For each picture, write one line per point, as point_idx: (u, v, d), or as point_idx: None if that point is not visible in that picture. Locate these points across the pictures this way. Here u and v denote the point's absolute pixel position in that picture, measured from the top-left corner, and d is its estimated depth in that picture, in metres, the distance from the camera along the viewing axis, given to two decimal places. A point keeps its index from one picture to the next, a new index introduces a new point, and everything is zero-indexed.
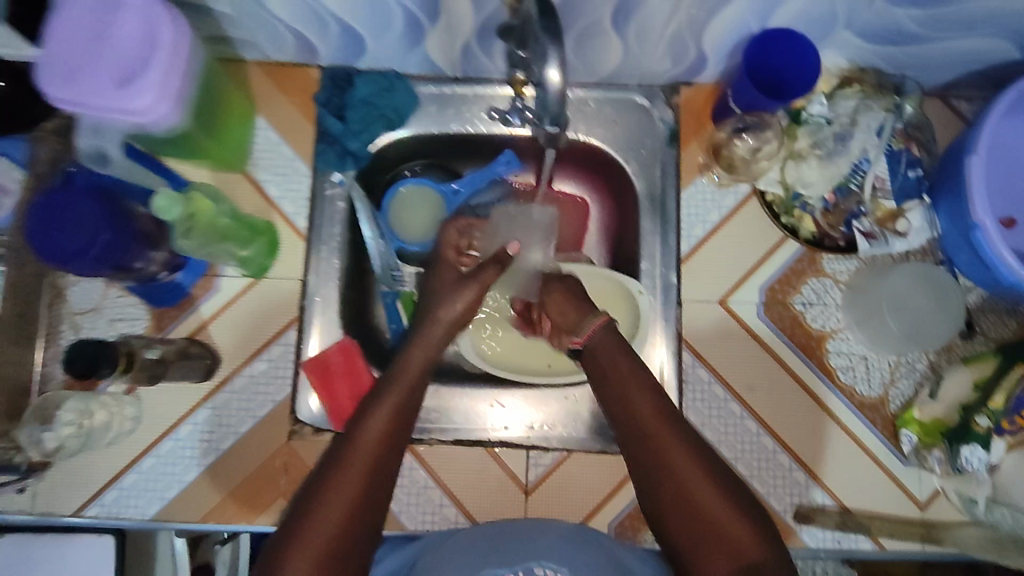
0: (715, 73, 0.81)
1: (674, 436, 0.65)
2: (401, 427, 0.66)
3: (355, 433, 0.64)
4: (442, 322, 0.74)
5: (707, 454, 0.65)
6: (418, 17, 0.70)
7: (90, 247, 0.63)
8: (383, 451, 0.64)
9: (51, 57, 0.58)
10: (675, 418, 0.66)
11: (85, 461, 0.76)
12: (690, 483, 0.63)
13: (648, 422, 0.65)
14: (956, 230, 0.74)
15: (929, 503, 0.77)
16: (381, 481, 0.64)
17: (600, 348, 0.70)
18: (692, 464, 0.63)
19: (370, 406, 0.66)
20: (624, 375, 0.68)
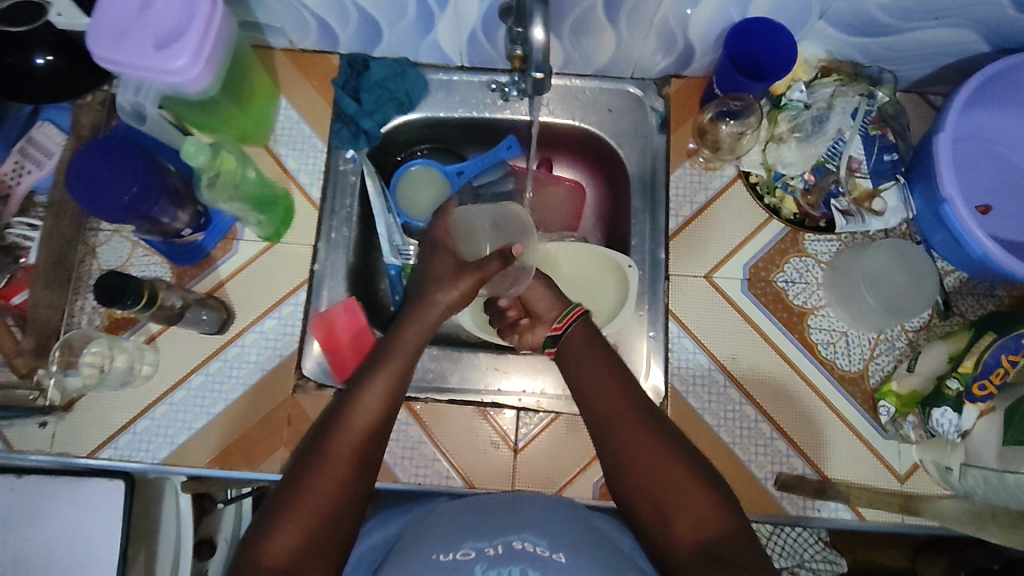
0: (704, 65, 0.87)
1: (646, 428, 0.68)
2: (390, 408, 0.70)
3: (346, 412, 0.68)
4: (441, 305, 0.77)
5: (679, 445, 0.67)
6: (429, 2, 0.77)
7: (124, 195, 0.69)
8: (372, 430, 0.68)
9: (103, 22, 0.66)
10: (648, 414, 0.69)
11: (103, 405, 0.81)
12: (660, 469, 0.65)
13: (622, 415, 0.69)
14: (929, 210, 0.78)
15: (908, 476, 0.79)
16: (369, 457, 0.67)
17: (577, 352, 0.76)
18: (663, 453, 0.66)
19: (360, 388, 0.70)
20: (600, 377, 0.72)
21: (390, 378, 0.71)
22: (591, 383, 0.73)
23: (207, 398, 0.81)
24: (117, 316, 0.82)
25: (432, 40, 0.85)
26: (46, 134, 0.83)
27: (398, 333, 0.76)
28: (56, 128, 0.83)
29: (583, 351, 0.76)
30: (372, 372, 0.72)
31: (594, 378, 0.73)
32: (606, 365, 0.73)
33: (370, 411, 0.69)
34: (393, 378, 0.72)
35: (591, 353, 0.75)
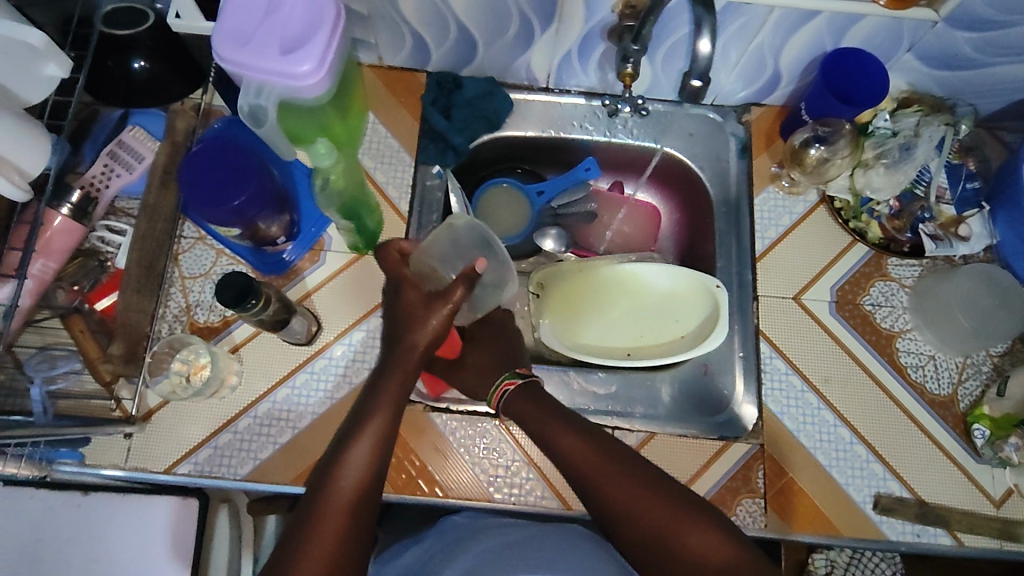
0: (784, 95, 0.90)
1: (614, 474, 0.66)
2: (384, 454, 0.66)
3: (337, 469, 0.64)
4: (419, 348, 0.70)
5: (653, 480, 0.66)
6: (534, 23, 0.80)
7: (238, 197, 0.69)
8: (368, 481, 0.64)
9: (228, 26, 0.67)
10: (613, 456, 0.68)
11: (183, 416, 0.77)
12: (639, 511, 0.64)
13: (586, 466, 0.67)
14: (1015, 237, 0.82)
15: (1003, 501, 0.79)
16: (365, 507, 0.63)
17: (524, 406, 0.73)
18: (639, 494, 0.65)
19: (349, 441, 0.67)
20: (555, 430, 0.70)
21: (377, 428, 0.67)
22: (544, 436, 0.70)
23: (292, 412, 0.78)
24: (201, 326, 0.79)
25: (525, 60, 0.87)
26: (136, 138, 0.81)
27: (384, 385, 0.69)
28: (148, 134, 0.82)
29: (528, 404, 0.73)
30: (360, 426, 0.68)
31: (546, 431, 0.70)
32: (554, 416, 0.71)
33: (364, 462, 0.65)
34: (379, 433, 0.67)
35: (534, 404, 0.73)
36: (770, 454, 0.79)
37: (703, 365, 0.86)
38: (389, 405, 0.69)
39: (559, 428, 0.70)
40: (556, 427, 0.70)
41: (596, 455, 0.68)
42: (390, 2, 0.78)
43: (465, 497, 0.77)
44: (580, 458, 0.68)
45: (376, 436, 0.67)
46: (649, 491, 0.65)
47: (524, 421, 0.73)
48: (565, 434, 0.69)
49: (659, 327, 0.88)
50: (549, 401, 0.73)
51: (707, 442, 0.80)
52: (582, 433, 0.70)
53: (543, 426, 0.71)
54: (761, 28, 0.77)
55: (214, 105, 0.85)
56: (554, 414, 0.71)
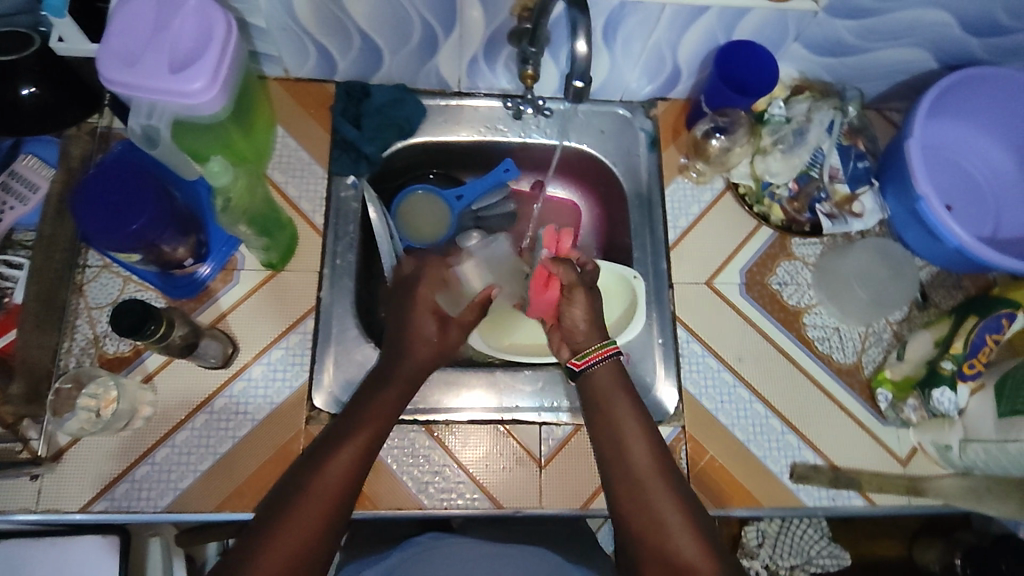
0: (687, 88, 0.93)
1: (660, 493, 0.63)
2: (363, 475, 0.64)
3: (318, 472, 0.62)
4: (426, 341, 0.74)
5: (696, 510, 0.63)
6: (435, 28, 0.80)
7: (136, 220, 0.67)
8: (336, 504, 0.61)
9: (113, 46, 0.65)
10: (669, 472, 0.65)
11: (98, 452, 0.74)
12: (674, 531, 0.60)
13: (639, 469, 0.64)
14: (904, 210, 0.86)
15: (909, 459, 0.83)
16: (330, 532, 0.60)
17: (603, 386, 0.69)
18: (681, 518, 0.61)
19: (330, 451, 0.64)
20: (626, 417, 0.67)
21: (359, 446, 0.64)
22: (610, 421, 0.67)
23: (213, 437, 0.76)
24: (110, 357, 0.77)
25: (433, 65, 0.88)
26: (29, 167, 0.79)
27: (391, 384, 0.71)
28: (42, 162, 0.80)
29: (613, 385, 0.69)
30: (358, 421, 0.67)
31: (614, 416, 0.67)
32: (633, 405, 0.68)
33: (339, 481, 0.62)
34: (375, 430, 0.66)
35: (618, 386, 0.69)
36: (692, 433, 0.82)
37: (625, 354, 0.86)
38: (386, 406, 0.69)
39: (629, 422, 0.67)
40: (626, 420, 0.67)
41: (654, 464, 0.65)
42: (287, 13, 0.77)
43: (396, 506, 0.77)
44: (634, 447, 0.65)
45: (362, 450, 0.64)
46: (692, 522, 0.61)
47: (589, 391, 0.70)
48: (634, 430, 0.66)
49: None
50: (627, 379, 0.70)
51: None
52: (647, 433, 0.67)
53: (611, 399, 0.68)
54: (656, 25, 0.80)
55: (114, 127, 0.83)
56: (628, 408, 0.68)
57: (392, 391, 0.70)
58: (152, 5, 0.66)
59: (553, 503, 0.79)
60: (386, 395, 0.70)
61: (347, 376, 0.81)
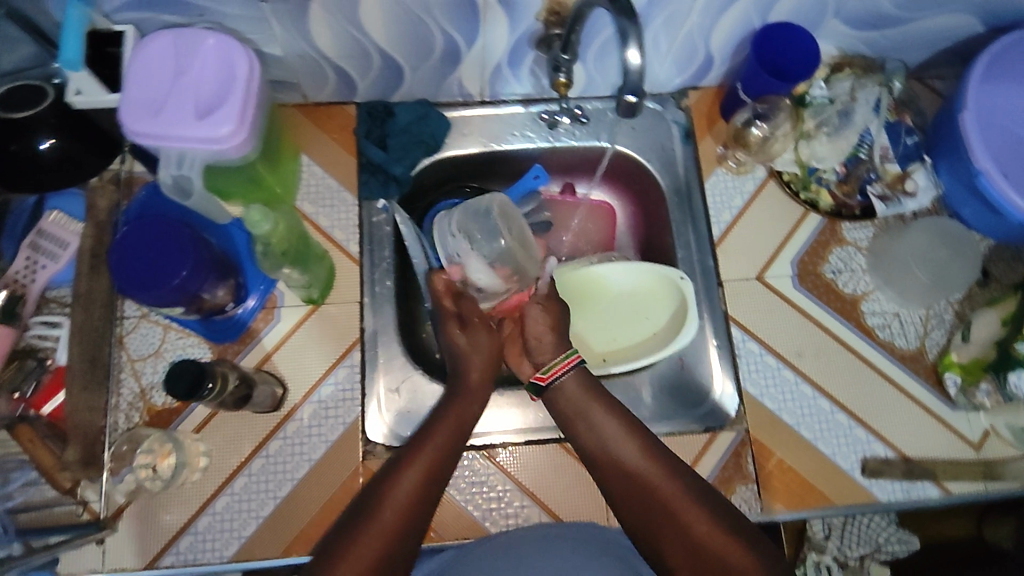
0: (719, 75, 0.89)
1: (675, 491, 0.63)
2: (429, 497, 0.62)
3: (370, 515, 0.60)
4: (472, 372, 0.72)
5: (708, 499, 0.63)
6: (458, 40, 0.77)
7: (178, 274, 0.66)
8: (398, 537, 0.60)
9: (135, 96, 0.63)
10: (675, 465, 0.65)
11: (158, 507, 0.73)
12: (697, 525, 0.61)
13: (643, 477, 0.64)
14: (959, 185, 0.83)
15: (981, 443, 0.81)
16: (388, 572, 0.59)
17: (571, 402, 0.69)
18: (697, 512, 0.62)
19: (387, 480, 0.62)
20: (605, 424, 0.67)
21: (417, 477, 0.62)
22: (593, 429, 0.67)
23: (271, 480, 0.75)
24: (160, 410, 0.76)
25: (456, 77, 0.84)
26: (58, 224, 0.77)
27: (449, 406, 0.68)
28: (69, 217, 0.78)
29: (581, 392, 0.69)
30: (407, 458, 0.63)
31: (598, 422, 0.67)
32: (610, 409, 0.68)
33: (398, 510, 0.60)
34: (433, 461, 0.63)
35: (587, 393, 0.69)
36: (757, 436, 0.80)
37: (679, 359, 0.84)
38: (441, 437, 0.65)
39: (610, 427, 0.67)
40: (606, 426, 0.67)
41: (656, 465, 0.65)
42: (303, 38, 0.74)
43: (463, 536, 0.76)
44: (627, 460, 0.65)
45: (420, 484, 0.62)
46: (714, 518, 0.61)
47: (563, 407, 0.70)
48: (624, 436, 0.66)
49: (630, 327, 0.88)
50: (595, 382, 0.71)
51: (691, 439, 0.79)
52: (637, 433, 0.67)
53: (586, 411, 0.68)
54: (688, 16, 0.76)
55: (136, 172, 0.81)
56: (613, 413, 0.68)
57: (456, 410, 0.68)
58: (170, 48, 0.64)
59: None
60: (446, 421, 0.67)
61: (401, 408, 0.79)
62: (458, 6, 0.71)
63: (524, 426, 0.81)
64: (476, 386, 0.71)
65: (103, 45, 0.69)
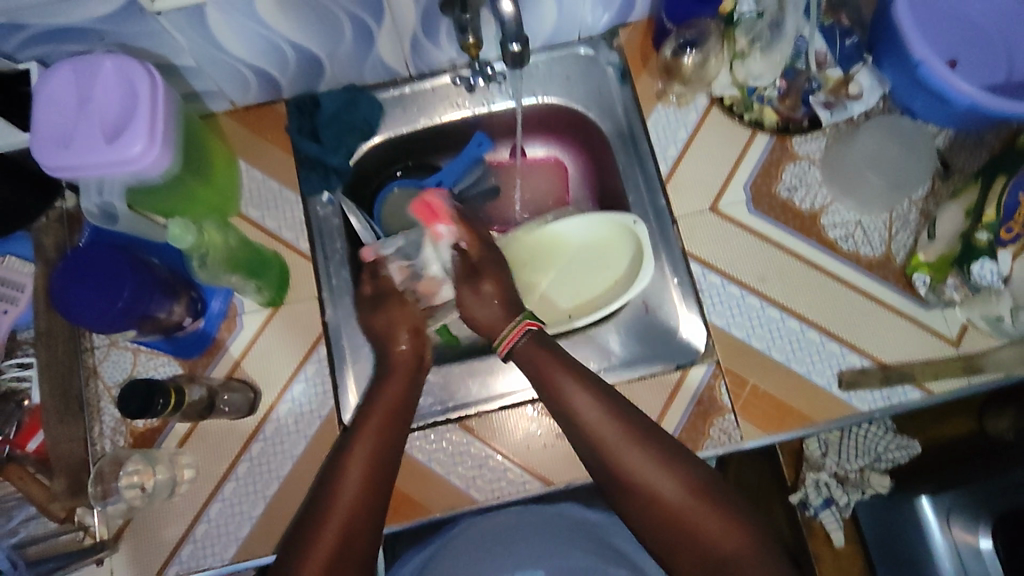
0: (645, 8, 0.87)
1: (639, 453, 0.65)
2: (385, 467, 0.67)
3: (332, 498, 0.65)
4: (402, 348, 0.76)
5: (674, 458, 0.65)
6: (364, 18, 0.75)
7: (118, 299, 0.66)
8: (354, 520, 0.65)
9: (43, 130, 0.63)
10: (638, 427, 0.67)
11: (155, 522, 0.76)
12: (657, 486, 0.64)
13: (608, 441, 0.66)
14: (904, 79, 0.80)
15: (961, 338, 0.79)
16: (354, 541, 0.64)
17: (536, 368, 0.70)
18: (664, 474, 0.64)
19: (338, 471, 0.67)
20: (571, 393, 0.68)
21: (362, 468, 0.67)
22: (560, 399, 0.68)
23: (259, 482, 0.77)
24: (141, 431, 0.78)
25: (375, 57, 0.83)
26: (12, 269, 0.80)
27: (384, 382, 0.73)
28: (23, 260, 0.80)
29: (544, 359, 0.70)
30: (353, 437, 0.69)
31: (565, 391, 0.68)
32: (575, 379, 0.69)
33: (352, 497, 0.65)
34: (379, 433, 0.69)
35: (552, 362, 0.70)
36: (729, 367, 0.79)
37: (643, 302, 0.85)
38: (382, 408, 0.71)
39: (578, 394, 0.68)
40: (571, 394, 0.68)
41: (620, 429, 0.66)
42: (210, 44, 0.73)
43: (451, 507, 0.77)
44: (593, 424, 0.66)
45: (370, 457, 0.67)
46: (680, 477, 0.64)
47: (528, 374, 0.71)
48: (589, 405, 0.67)
49: (591, 279, 0.87)
50: (560, 351, 0.71)
51: (663, 381, 0.79)
52: (605, 399, 0.68)
53: (550, 379, 0.69)
54: None
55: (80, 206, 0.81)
56: (577, 380, 0.69)
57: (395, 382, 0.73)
58: (71, 77, 0.64)
59: None
60: (380, 407, 0.71)
61: None
62: None
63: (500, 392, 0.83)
64: (401, 366, 0.75)
65: (14, 86, 0.70)
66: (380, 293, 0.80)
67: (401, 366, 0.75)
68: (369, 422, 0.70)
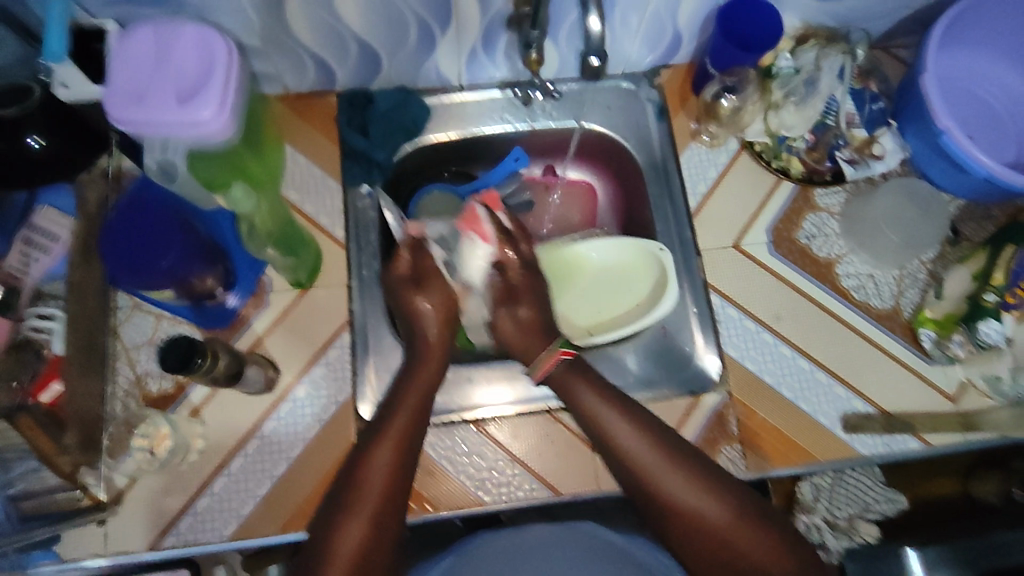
0: (688, 52, 0.92)
1: (671, 474, 0.67)
2: (410, 457, 0.68)
3: (357, 485, 0.66)
4: (431, 337, 0.77)
5: (710, 478, 0.68)
6: (431, 24, 0.79)
7: (165, 256, 0.68)
8: (382, 517, 0.65)
9: (117, 85, 0.65)
10: (681, 456, 0.69)
11: (157, 488, 0.75)
12: (692, 504, 0.66)
13: (641, 462, 0.68)
14: (925, 146, 0.85)
15: (959, 397, 0.83)
16: (383, 533, 0.65)
17: (570, 390, 0.74)
18: (705, 498, 0.66)
19: (365, 458, 0.67)
20: (607, 415, 0.71)
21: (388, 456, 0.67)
22: (604, 429, 0.71)
23: (268, 460, 0.76)
24: (155, 396, 0.78)
25: (432, 63, 0.87)
26: (49, 219, 0.79)
27: (415, 373, 0.75)
28: (62, 213, 0.80)
29: (576, 381, 0.74)
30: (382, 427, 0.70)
31: (605, 419, 0.71)
32: (611, 404, 0.72)
33: (380, 486, 0.66)
34: (404, 431, 0.69)
35: (585, 386, 0.73)
36: (740, 398, 0.82)
37: (662, 328, 0.87)
38: (413, 402, 0.72)
39: (612, 415, 0.71)
40: (607, 417, 0.71)
41: (654, 452, 0.69)
42: (281, 28, 0.76)
43: (457, 507, 0.77)
44: (630, 451, 0.69)
45: (397, 448, 0.68)
46: (716, 497, 0.66)
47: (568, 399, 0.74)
48: (630, 434, 0.70)
49: (613, 300, 0.90)
50: (595, 379, 0.74)
51: (675, 403, 0.81)
52: (637, 424, 0.71)
53: (586, 405, 0.72)
54: None
55: (124, 167, 0.82)
56: (611, 402, 0.72)
57: (424, 374, 0.74)
58: (151, 38, 0.66)
59: (611, 484, 0.79)
60: (409, 394, 0.72)
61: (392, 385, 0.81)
62: None
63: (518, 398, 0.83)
64: (431, 352, 0.77)
65: (87, 41, 0.71)
66: (420, 273, 0.80)
67: (434, 347, 0.77)
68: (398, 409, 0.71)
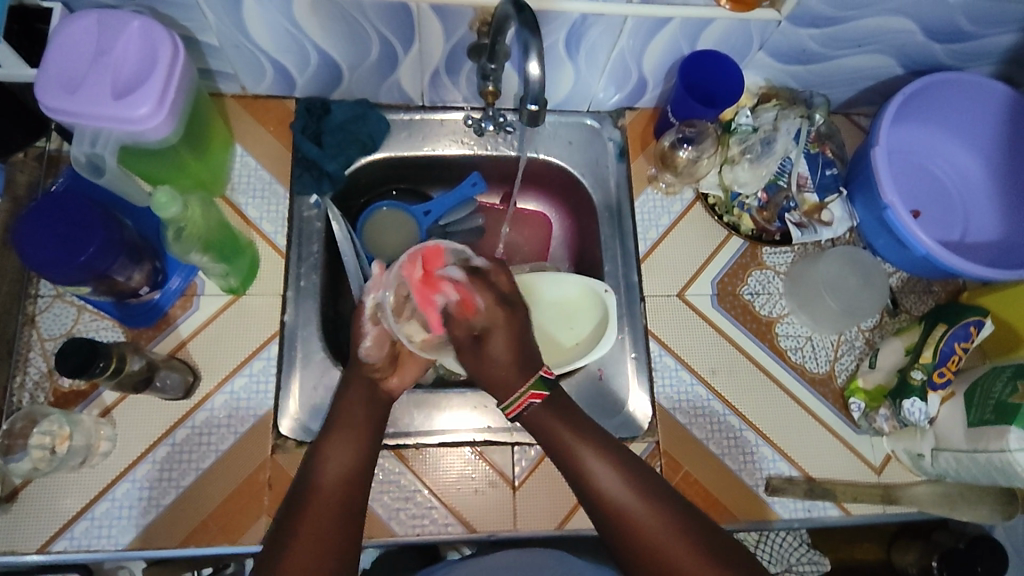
0: (654, 98, 0.92)
1: (648, 514, 0.62)
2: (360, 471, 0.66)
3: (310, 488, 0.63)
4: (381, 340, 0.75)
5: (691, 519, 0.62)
6: (393, 43, 0.78)
7: (82, 252, 0.65)
8: (330, 523, 0.61)
9: (51, 72, 0.63)
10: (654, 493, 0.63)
11: (55, 489, 0.72)
12: (668, 550, 0.60)
13: (616, 500, 0.63)
14: (872, 217, 0.86)
15: (883, 467, 0.84)
16: (336, 539, 0.60)
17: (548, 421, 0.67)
18: (676, 540, 0.61)
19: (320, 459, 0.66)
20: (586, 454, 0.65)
21: (330, 485, 0.63)
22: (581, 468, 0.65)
23: (177, 469, 0.74)
24: (66, 392, 0.75)
25: (393, 80, 0.86)
26: None
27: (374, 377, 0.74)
28: None
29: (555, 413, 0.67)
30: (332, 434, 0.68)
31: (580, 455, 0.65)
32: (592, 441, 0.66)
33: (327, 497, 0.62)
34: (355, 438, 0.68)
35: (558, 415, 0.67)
36: (666, 449, 0.81)
37: (598, 370, 0.85)
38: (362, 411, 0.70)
39: (592, 454, 0.65)
40: (586, 454, 0.65)
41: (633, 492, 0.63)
42: (237, 30, 0.74)
43: (367, 535, 0.75)
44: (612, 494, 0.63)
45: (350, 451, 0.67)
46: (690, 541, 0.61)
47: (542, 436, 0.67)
48: (626, 499, 0.63)
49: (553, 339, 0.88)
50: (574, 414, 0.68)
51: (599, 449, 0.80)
52: (620, 463, 0.65)
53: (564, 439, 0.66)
54: (619, 36, 0.78)
55: (63, 151, 0.81)
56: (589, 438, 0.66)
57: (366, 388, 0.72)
58: (92, 26, 0.64)
59: (529, 526, 0.78)
60: (350, 423, 0.69)
61: (314, 402, 0.79)
62: (392, 11, 0.72)
63: (443, 428, 0.81)
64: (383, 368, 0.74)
65: (32, 20, 0.69)
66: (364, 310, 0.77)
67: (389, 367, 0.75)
68: (335, 436, 0.68)
